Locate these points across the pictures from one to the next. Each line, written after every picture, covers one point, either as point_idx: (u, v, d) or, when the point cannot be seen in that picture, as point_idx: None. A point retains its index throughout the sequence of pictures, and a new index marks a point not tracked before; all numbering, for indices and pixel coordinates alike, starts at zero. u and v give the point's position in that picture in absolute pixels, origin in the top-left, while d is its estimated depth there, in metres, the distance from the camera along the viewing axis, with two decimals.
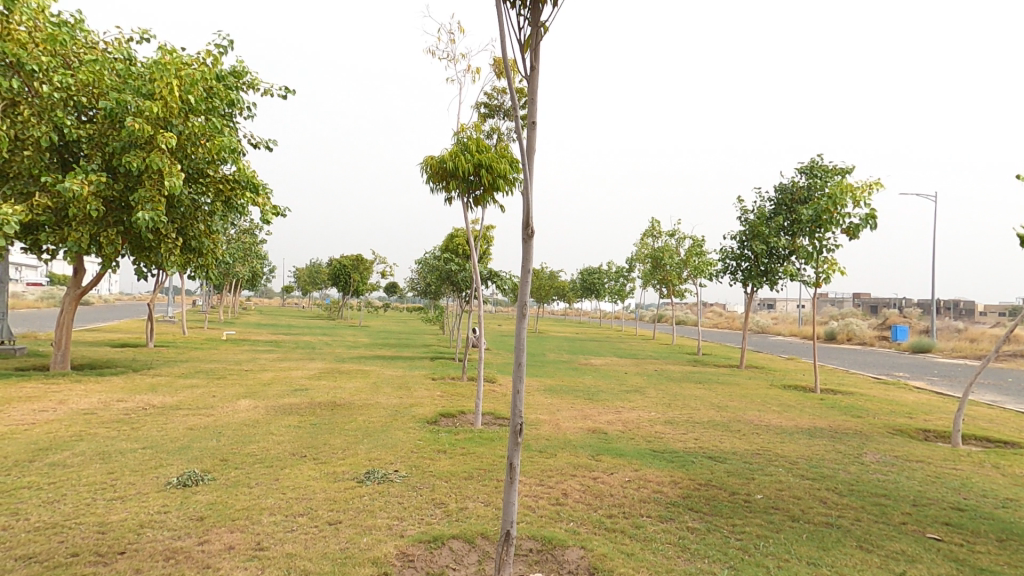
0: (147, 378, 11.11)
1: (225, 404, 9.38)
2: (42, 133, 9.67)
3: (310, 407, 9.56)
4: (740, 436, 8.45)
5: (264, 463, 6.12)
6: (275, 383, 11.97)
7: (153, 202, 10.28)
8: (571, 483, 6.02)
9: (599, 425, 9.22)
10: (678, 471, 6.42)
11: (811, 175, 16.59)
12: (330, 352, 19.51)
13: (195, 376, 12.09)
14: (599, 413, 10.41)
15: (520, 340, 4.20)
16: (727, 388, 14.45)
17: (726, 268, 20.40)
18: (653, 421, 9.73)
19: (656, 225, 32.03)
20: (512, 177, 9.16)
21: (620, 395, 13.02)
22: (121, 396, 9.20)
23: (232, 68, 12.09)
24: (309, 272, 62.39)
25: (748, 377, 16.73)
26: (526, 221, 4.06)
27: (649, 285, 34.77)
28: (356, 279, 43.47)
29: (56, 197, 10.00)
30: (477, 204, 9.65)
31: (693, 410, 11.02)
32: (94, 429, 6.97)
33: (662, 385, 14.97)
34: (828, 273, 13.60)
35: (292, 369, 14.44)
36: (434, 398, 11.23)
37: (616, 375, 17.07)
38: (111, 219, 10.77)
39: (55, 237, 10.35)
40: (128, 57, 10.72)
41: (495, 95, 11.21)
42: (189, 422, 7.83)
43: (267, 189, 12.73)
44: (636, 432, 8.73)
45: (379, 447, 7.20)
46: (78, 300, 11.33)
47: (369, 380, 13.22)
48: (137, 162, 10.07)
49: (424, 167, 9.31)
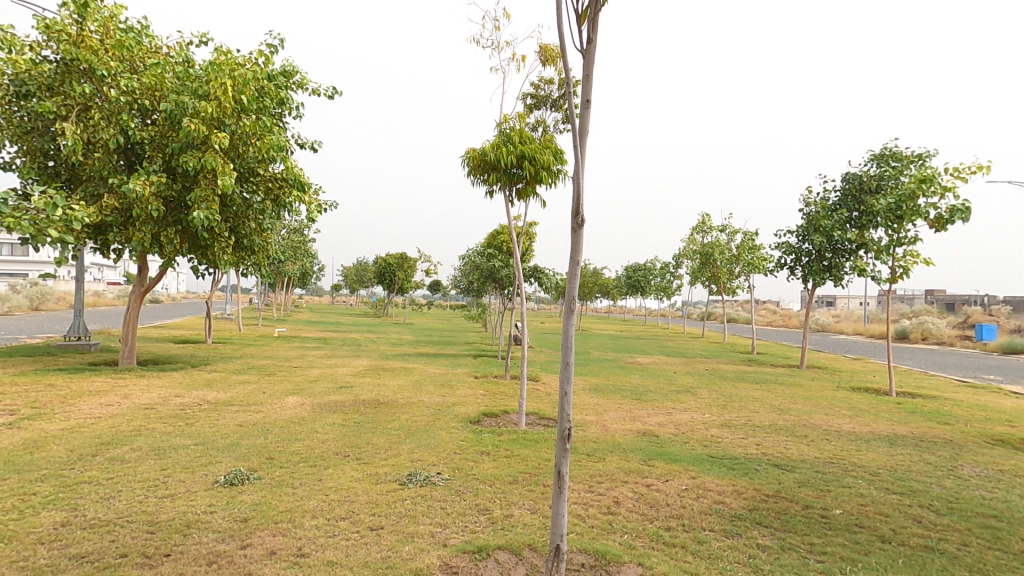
0: (203, 374, 11.52)
1: (274, 401, 9.53)
2: (110, 136, 10.07)
3: (355, 405, 9.59)
4: (808, 442, 7.74)
5: (308, 462, 6.07)
6: (322, 380, 12.16)
7: (208, 202, 10.62)
8: (622, 490, 5.62)
9: (649, 428, 8.72)
10: (741, 480, 5.88)
11: (882, 163, 15.32)
12: (376, 350, 19.78)
13: (247, 372, 12.45)
14: (649, 415, 9.89)
15: (568, 337, 3.87)
16: (787, 389, 13.50)
17: (784, 263, 19.15)
18: (708, 424, 9.13)
19: (706, 219, 30.69)
20: (556, 168, 8.83)
21: (670, 396, 12.39)
22: (179, 391, 9.53)
23: (282, 68, 12.36)
24: (356, 271, 64.24)
25: (810, 377, 15.58)
26: (576, 208, 3.71)
27: (698, 281, 33.45)
28: (401, 277, 44.31)
29: (121, 198, 10.44)
30: (519, 197, 9.38)
31: (752, 412, 10.30)
32: (152, 424, 7.17)
33: (715, 385, 14.18)
34: (908, 268, 12.43)
35: (338, 366, 14.68)
36: (477, 397, 11.03)
37: (664, 374, 16.33)
38: (170, 219, 11.19)
39: (121, 237, 10.81)
40: (187, 60, 11.08)
41: (543, 85, 10.91)
42: (240, 418, 7.97)
43: (313, 186, 12.96)
44: (690, 436, 8.18)
45: (421, 448, 7.04)
46: (142, 297, 11.88)
47: (412, 377, 13.19)
48: (193, 162, 10.42)
49: (465, 159, 9.11)
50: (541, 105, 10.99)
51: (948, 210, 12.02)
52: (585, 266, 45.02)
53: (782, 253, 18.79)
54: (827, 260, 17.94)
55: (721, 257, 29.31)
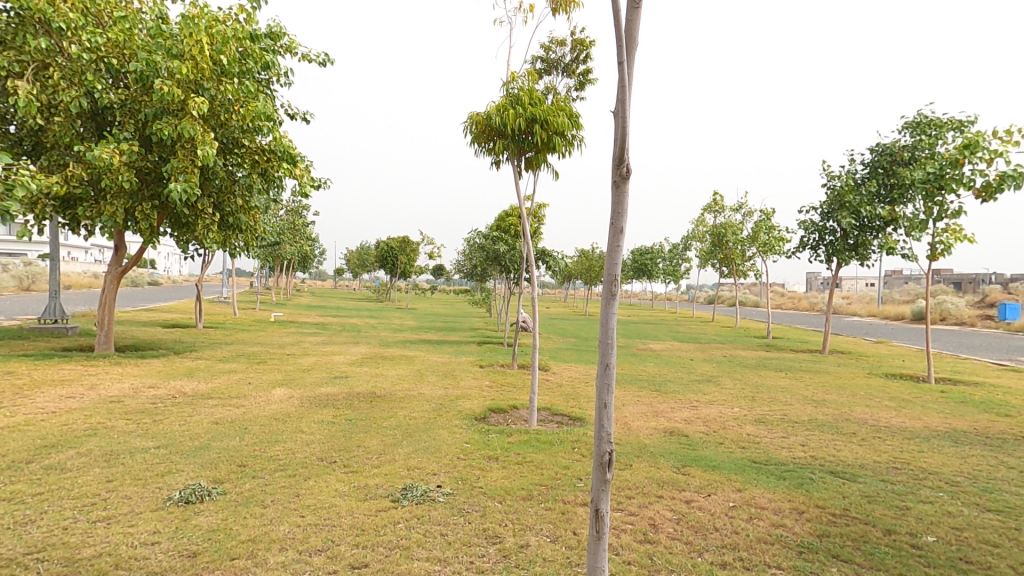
0: (186, 362, 10.64)
1: (258, 394, 8.64)
2: (72, 98, 9.02)
3: (348, 399, 8.70)
4: (860, 442, 6.78)
5: (286, 471, 5.17)
6: (315, 370, 11.27)
7: (186, 173, 9.63)
8: (658, 508, 4.70)
9: (675, 425, 7.80)
10: (798, 495, 4.94)
11: (916, 132, 14.09)
12: (375, 336, 18.91)
13: (235, 360, 11.57)
14: (672, 409, 8.96)
15: (608, 330, 2.93)
16: (816, 377, 12.52)
17: (807, 243, 17.95)
18: (740, 420, 8.18)
19: (718, 199, 29.54)
20: (572, 133, 7.79)
21: (691, 386, 11.44)
22: (155, 382, 8.65)
23: (268, 28, 11.22)
24: (358, 256, 63.36)
25: (837, 365, 14.60)
26: (620, 154, 2.74)
27: (709, 263, 32.40)
28: (404, 261, 43.44)
29: (90, 167, 9.42)
30: (528, 168, 8.35)
31: (784, 405, 9.35)
32: (113, 421, 6.29)
33: (736, 374, 13.22)
34: (950, 244, 11.30)
35: (334, 354, 13.80)
36: (482, 389, 10.12)
37: (680, 362, 15.38)
38: (146, 192, 10.19)
39: (91, 212, 9.81)
40: (161, 15, 9.94)
41: (554, 48, 9.79)
42: (215, 414, 7.08)
43: (305, 160, 11.92)
44: (724, 435, 7.24)
45: (419, 453, 6.13)
46: (119, 278, 10.97)
47: (413, 367, 12.30)
48: (168, 130, 9.41)
49: (469, 125, 8.02)
50: (552, 69, 9.84)
51: (996, 178, 10.87)
52: (591, 249, 43.91)
53: (804, 232, 17.60)
54: (852, 239, 16.70)
55: (733, 238, 28.16)
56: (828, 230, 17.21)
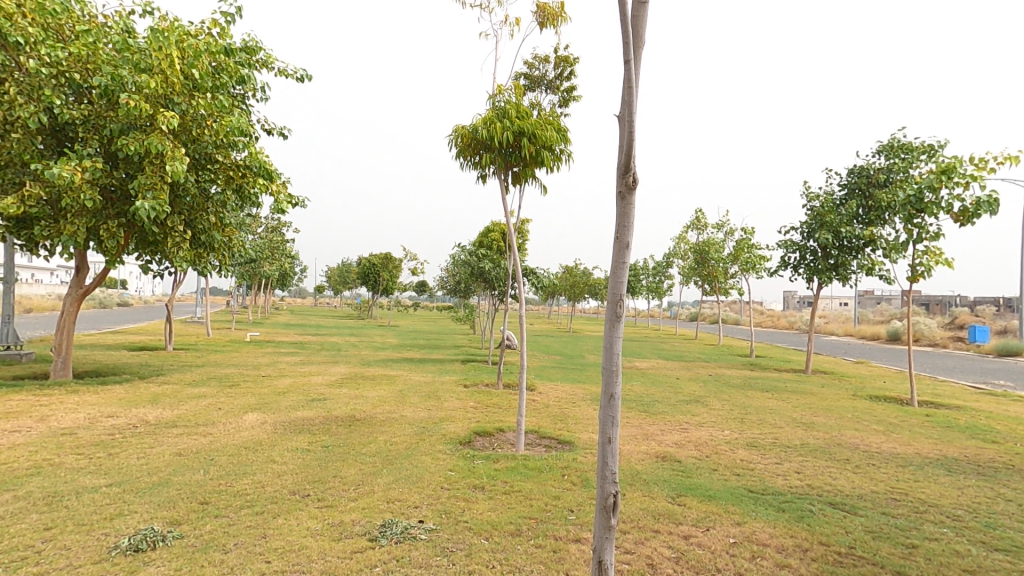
0: (152, 387, 10.06)
1: (228, 420, 8.14)
2: (30, 114, 8.61)
3: (325, 424, 8.25)
4: (855, 469, 6.60)
5: (253, 508, 4.74)
6: (291, 392, 10.77)
7: (155, 190, 9.24)
8: (655, 544, 4.41)
9: (667, 449, 7.55)
10: (799, 529, 4.70)
11: (891, 155, 14.40)
12: (356, 355, 18.37)
13: (205, 383, 10.99)
14: (663, 431, 8.72)
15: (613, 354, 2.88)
16: (802, 398, 12.46)
17: (788, 262, 18.10)
18: (732, 444, 7.98)
19: (699, 217, 29.95)
20: (559, 148, 7.67)
21: (679, 407, 11.24)
22: (115, 410, 8.10)
23: (244, 43, 10.97)
24: (340, 272, 62.42)
25: (821, 384, 14.59)
26: (625, 164, 2.68)
27: (691, 281, 32.68)
28: (386, 277, 42.92)
29: (48, 186, 8.94)
30: (515, 182, 8.19)
31: (775, 427, 9.19)
32: (62, 457, 5.77)
33: (724, 394, 13.08)
34: (930, 266, 11.41)
35: (312, 375, 13.29)
36: (466, 411, 9.75)
37: (666, 381, 15.22)
38: (112, 211, 9.73)
39: (50, 232, 9.30)
40: (127, 29, 9.60)
41: (538, 65, 9.72)
42: (178, 444, 6.59)
43: (282, 176, 11.60)
44: (717, 461, 7.00)
45: (400, 482, 5.75)
46: (79, 301, 10.42)
47: (394, 388, 11.86)
48: (135, 145, 9.03)
49: (454, 139, 7.85)
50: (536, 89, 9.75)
51: (973, 202, 11.08)
52: (575, 266, 43.97)
53: (784, 251, 17.73)
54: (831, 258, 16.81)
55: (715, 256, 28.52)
56: (808, 249, 17.30)
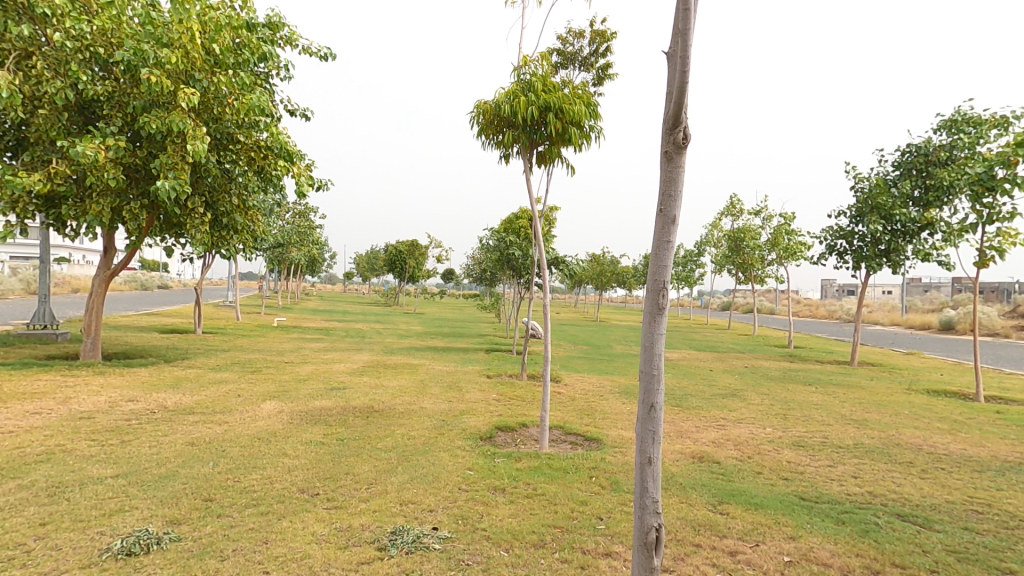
0: (175, 372, 10.03)
1: (245, 408, 7.96)
2: (58, 89, 8.46)
3: (343, 415, 7.98)
4: (922, 474, 5.88)
5: (258, 508, 4.44)
6: (312, 380, 10.61)
7: (176, 169, 9.06)
8: (696, 561, 3.88)
9: (704, 449, 6.96)
10: (866, 547, 4.09)
11: (953, 130, 13.09)
12: (380, 342, 18.25)
13: (228, 369, 10.94)
14: (698, 428, 8.12)
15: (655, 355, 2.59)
16: (849, 392, 11.56)
17: (833, 250, 16.92)
18: (776, 443, 7.30)
19: (735, 202, 28.71)
20: (588, 125, 7.08)
21: (715, 401, 10.54)
22: (136, 394, 8.03)
23: (267, 19, 10.64)
24: (367, 259, 62.97)
25: (869, 379, 13.57)
26: (675, 120, 2.38)
27: (724, 269, 31.43)
28: (412, 264, 42.97)
29: (74, 164, 8.80)
30: (540, 163, 7.63)
31: (823, 425, 8.44)
32: (75, 443, 5.63)
33: (762, 387, 12.27)
34: (1001, 250, 10.30)
35: (335, 362, 13.14)
36: (488, 403, 9.34)
37: (700, 373, 14.47)
38: (135, 191, 9.61)
39: (76, 211, 9.23)
40: (151, 3, 9.37)
41: (571, 39, 9.08)
42: (191, 433, 6.40)
43: (304, 159, 11.26)
44: (761, 462, 6.37)
45: (415, 482, 5.38)
46: (107, 283, 10.42)
47: (415, 377, 11.56)
48: (157, 123, 8.83)
49: (475, 115, 7.33)
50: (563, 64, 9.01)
51: None
52: (603, 254, 42.96)
53: (829, 238, 16.53)
54: (882, 244, 15.49)
55: (751, 243, 27.24)
56: (855, 236, 15.97)
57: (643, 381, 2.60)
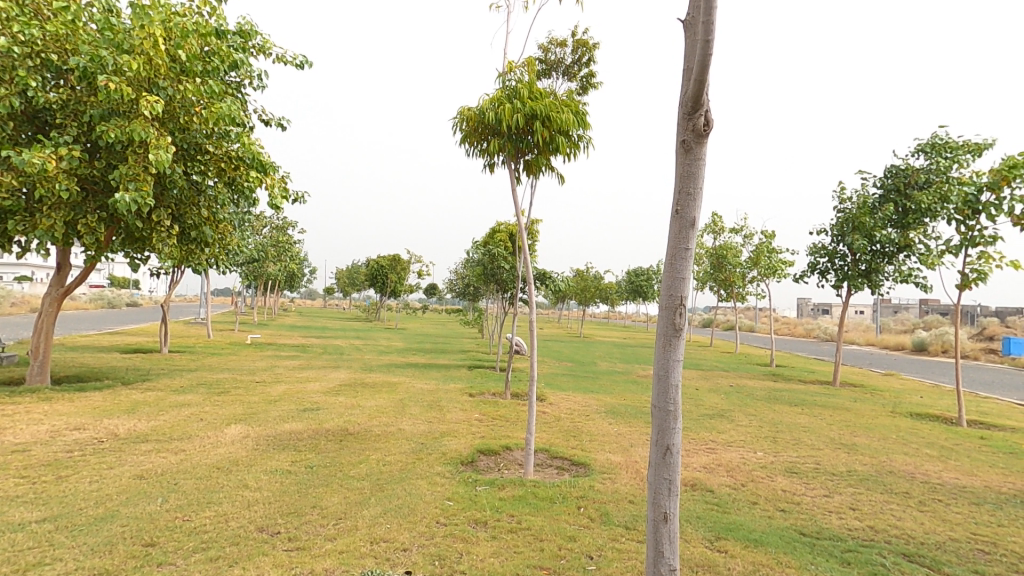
0: (133, 395, 9.39)
1: (207, 434, 7.38)
2: (4, 97, 7.98)
3: (313, 439, 7.46)
4: (922, 507, 5.61)
5: (207, 552, 3.94)
6: (283, 401, 10.03)
7: (137, 180, 8.58)
8: None
9: (696, 475, 6.61)
10: None
11: (932, 154, 13.28)
12: (358, 359, 17.62)
13: (192, 391, 10.30)
14: (689, 451, 7.79)
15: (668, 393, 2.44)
16: (835, 412, 11.41)
17: (816, 267, 16.98)
18: (770, 468, 6.99)
19: (717, 219, 29.03)
20: (575, 133, 6.85)
21: (702, 422, 10.22)
22: (84, 422, 7.41)
23: (238, 26, 10.31)
24: (349, 274, 61.99)
25: (853, 399, 13.48)
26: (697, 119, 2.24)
27: (707, 285, 31.62)
28: (393, 279, 42.28)
29: (23, 175, 8.26)
30: (526, 173, 7.37)
31: (814, 447, 8.18)
32: (3, 481, 5.06)
33: (749, 407, 12.03)
34: (984, 272, 10.31)
35: (309, 381, 12.54)
36: (470, 424, 8.89)
37: (685, 391, 14.22)
38: (92, 204, 9.07)
39: (24, 226, 8.67)
40: (110, 8, 8.96)
41: (553, 49, 8.88)
42: (141, 464, 5.82)
43: (278, 169, 10.83)
44: (756, 490, 6.05)
45: (389, 515, 4.91)
46: (60, 301, 9.79)
47: (395, 396, 11.05)
48: (116, 132, 8.36)
49: (459, 122, 7.04)
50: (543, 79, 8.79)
51: None
52: (586, 270, 42.96)
53: (812, 256, 16.58)
54: (863, 263, 15.54)
55: (732, 261, 27.82)
56: (838, 255, 16.02)
57: (659, 420, 2.46)
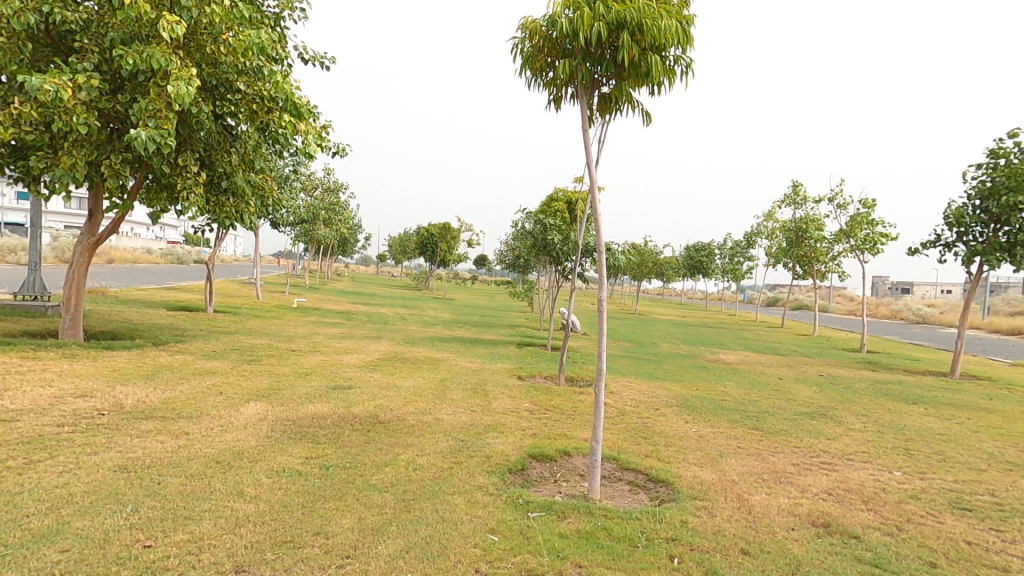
0: (159, 359, 8.74)
1: (220, 412, 6.45)
2: (18, 11, 7.09)
3: (337, 427, 6.37)
4: None
5: None
6: (314, 374, 9.12)
7: (158, 117, 7.62)
8: None
9: (823, 502, 4.89)
10: None
11: None
12: (402, 329, 16.74)
13: (222, 357, 9.58)
14: (800, 465, 6.02)
15: None
16: (971, 416, 9.13)
17: (939, 242, 14.19)
18: (928, 496, 5.09)
19: (798, 188, 25.95)
20: (674, 52, 5.01)
21: (800, 421, 8.23)
22: (93, 387, 6.70)
23: None
24: (400, 243, 62.22)
25: (988, 398, 10.90)
26: None
27: (780, 263, 28.62)
28: (443, 248, 41.63)
29: (42, 106, 7.45)
30: (602, 111, 5.65)
31: (974, 466, 6.13)
32: None
33: (854, 404, 9.84)
34: None
35: (347, 352, 11.66)
36: (519, 417, 7.52)
37: (768, 382, 12.15)
38: (117, 145, 8.29)
39: (47, 163, 7.92)
40: None
41: None
42: (129, 452, 4.89)
43: (314, 113, 9.68)
44: (924, 534, 4.26)
45: (410, 556, 3.63)
46: (91, 252, 9.17)
47: (435, 375, 9.87)
48: (135, 60, 7.39)
49: (520, 41, 5.47)
50: None
51: None
52: (643, 244, 40.40)
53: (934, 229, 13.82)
54: (1005, 234, 12.72)
55: (815, 236, 24.89)
56: (971, 220, 13.22)
57: None
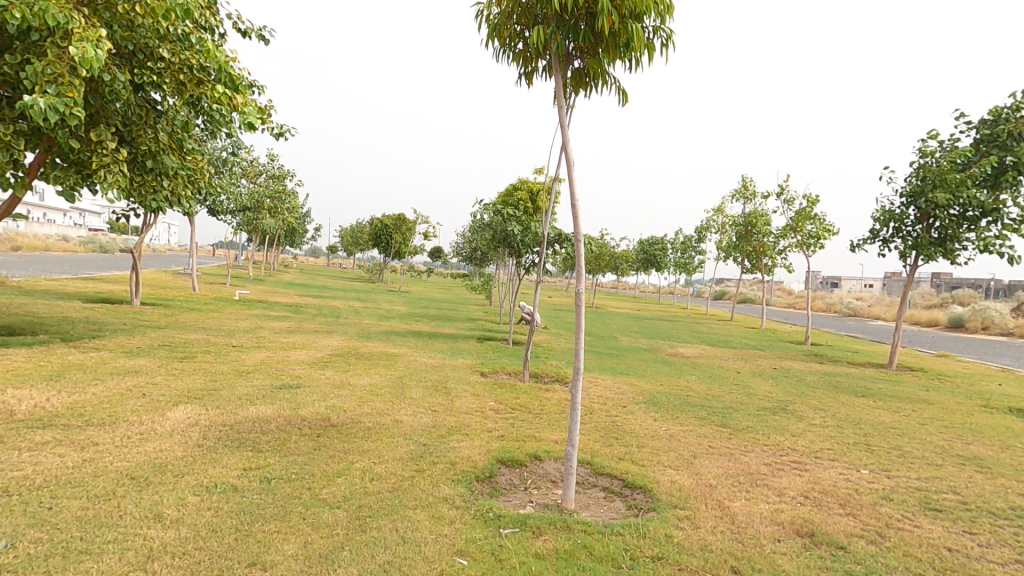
0: (68, 357, 7.62)
1: (140, 418, 5.59)
2: None
3: (281, 433, 5.66)
4: None
5: None
6: (256, 373, 8.26)
7: (61, 83, 6.54)
8: None
9: (803, 506, 4.71)
10: None
11: None
12: (355, 323, 15.83)
13: (147, 355, 8.52)
14: (773, 465, 5.88)
15: None
16: (917, 408, 9.47)
17: (878, 237, 14.78)
18: (900, 497, 5.02)
19: (747, 184, 26.77)
20: (655, 22, 4.62)
21: (764, 417, 8.21)
22: None
23: None
24: (352, 234, 59.98)
25: (926, 389, 11.45)
26: None
27: (731, 258, 29.53)
28: (398, 240, 40.34)
29: None
30: (576, 87, 5.21)
31: (934, 462, 6.21)
32: None
33: (811, 397, 10.02)
34: None
35: (294, 348, 10.76)
36: (484, 417, 7.04)
37: (727, 375, 12.27)
38: (10, 115, 7.09)
39: None
40: None
41: None
42: (15, 470, 4.03)
43: (253, 88, 8.75)
44: (907, 540, 4.12)
45: None
46: None
47: (392, 373, 9.22)
48: (27, 14, 6.28)
49: (486, 7, 4.94)
50: None
51: None
52: (599, 238, 40.78)
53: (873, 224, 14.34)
54: (936, 230, 13.31)
55: (763, 231, 25.77)
56: (906, 219, 13.84)
57: None
